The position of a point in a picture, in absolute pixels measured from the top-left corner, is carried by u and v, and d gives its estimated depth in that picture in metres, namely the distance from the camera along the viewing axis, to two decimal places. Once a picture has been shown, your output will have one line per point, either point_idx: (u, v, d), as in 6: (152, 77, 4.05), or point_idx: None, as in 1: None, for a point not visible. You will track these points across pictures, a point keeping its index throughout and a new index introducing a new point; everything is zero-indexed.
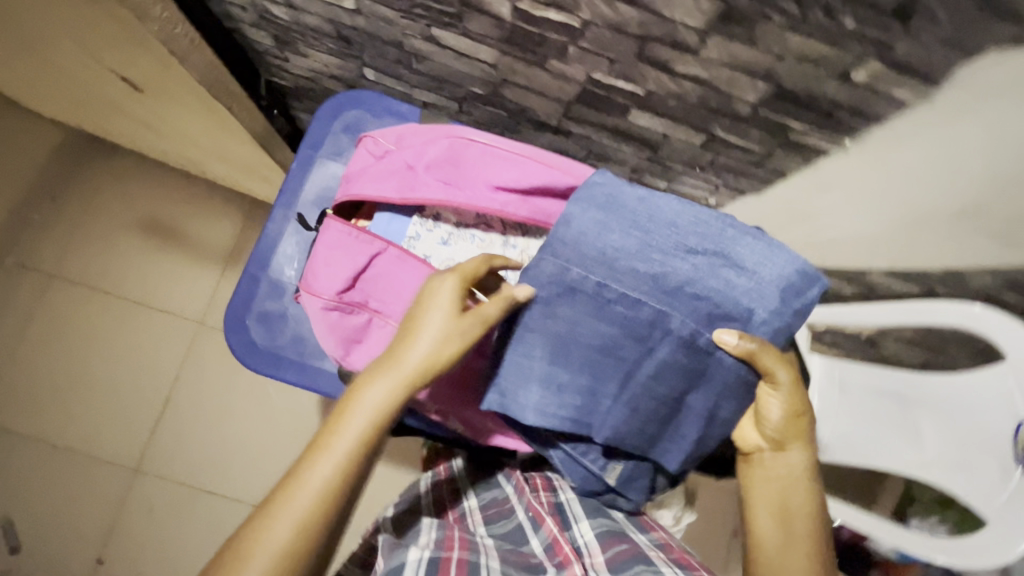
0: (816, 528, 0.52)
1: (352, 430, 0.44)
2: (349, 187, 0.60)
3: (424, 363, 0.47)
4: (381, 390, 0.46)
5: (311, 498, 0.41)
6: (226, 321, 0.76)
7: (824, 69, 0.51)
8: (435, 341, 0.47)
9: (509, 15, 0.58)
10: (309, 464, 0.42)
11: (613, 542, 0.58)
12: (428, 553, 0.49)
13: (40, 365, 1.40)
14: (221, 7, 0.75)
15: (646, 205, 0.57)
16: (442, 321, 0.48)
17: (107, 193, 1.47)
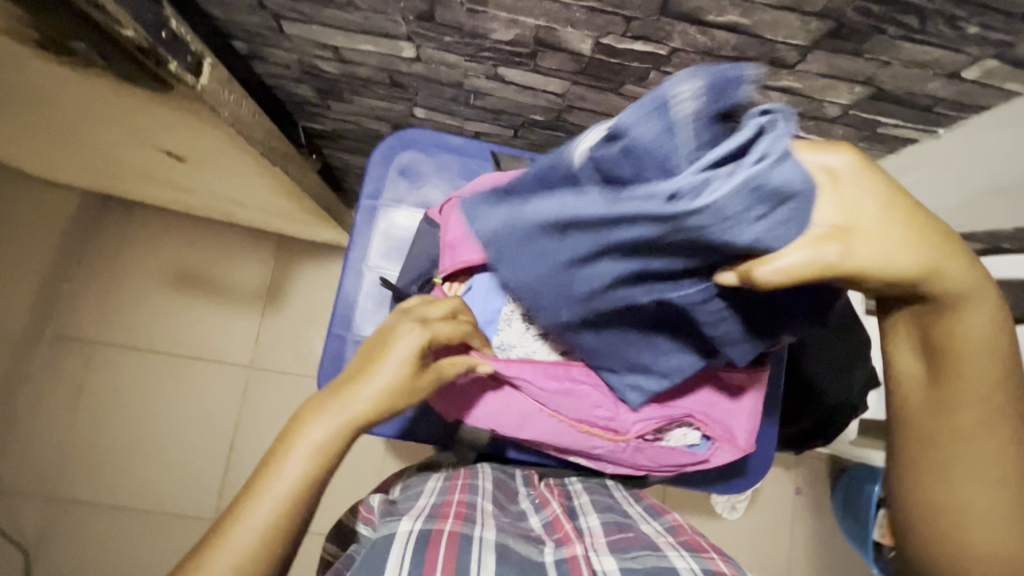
0: (992, 354, 0.40)
1: (294, 470, 0.43)
2: (456, 255, 0.58)
3: (374, 407, 0.47)
4: (325, 428, 0.45)
5: (244, 547, 0.39)
6: (320, 386, 0.77)
7: (932, 70, 0.50)
8: (387, 386, 0.48)
9: (589, 50, 0.56)
10: (247, 507, 0.41)
11: (617, 528, 0.58)
12: (419, 527, 0.51)
13: (98, 432, 1.39)
14: (263, 67, 0.72)
15: (528, 232, 0.36)
16: (397, 368, 0.48)
17: (137, 249, 1.46)
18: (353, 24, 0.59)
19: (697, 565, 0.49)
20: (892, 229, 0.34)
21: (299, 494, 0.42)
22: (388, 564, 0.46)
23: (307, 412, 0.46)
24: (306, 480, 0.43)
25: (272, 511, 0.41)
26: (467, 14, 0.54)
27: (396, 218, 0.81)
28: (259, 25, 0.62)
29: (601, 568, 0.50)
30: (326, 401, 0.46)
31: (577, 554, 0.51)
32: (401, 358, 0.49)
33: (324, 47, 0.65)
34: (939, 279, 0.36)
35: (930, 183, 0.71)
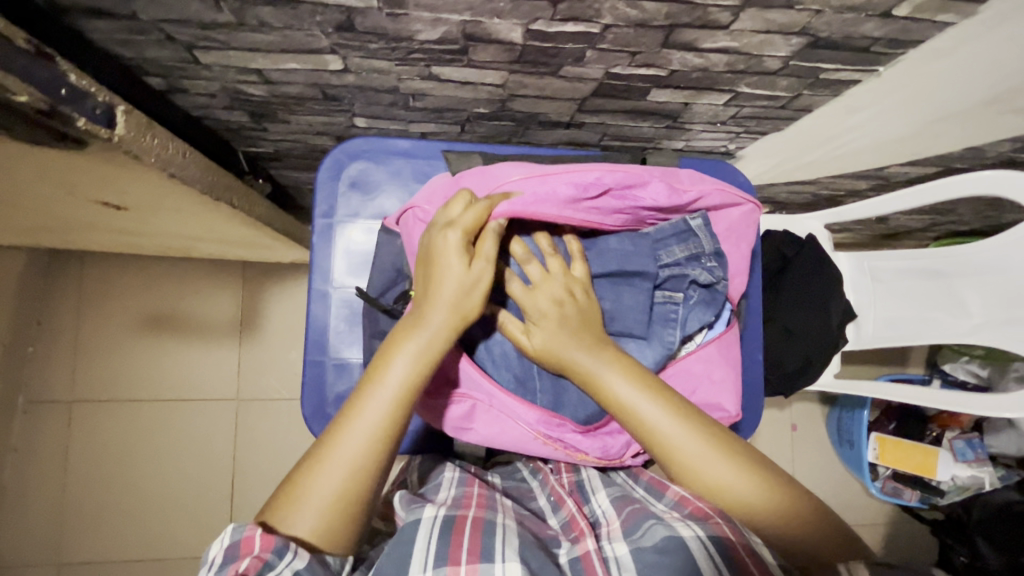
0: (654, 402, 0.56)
1: (379, 403, 0.52)
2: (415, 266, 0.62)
3: (444, 317, 0.55)
4: (408, 359, 0.54)
5: (366, 432, 0.51)
6: (307, 414, 0.75)
7: (865, 12, 0.50)
8: (449, 304, 0.55)
9: (520, 38, 0.54)
10: (358, 409, 0.52)
11: (626, 504, 0.59)
12: (443, 512, 0.52)
13: (93, 492, 1.36)
14: (187, 99, 0.68)
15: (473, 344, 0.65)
16: (456, 274, 0.55)
17: (97, 298, 1.40)
18: (272, 44, 0.56)
19: (705, 533, 0.48)
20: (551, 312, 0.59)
21: (400, 395, 0.53)
22: (418, 545, 0.49)
23: (391, 349, 0.55)
24: (387, 415, 0.52)
25: (361, 441, 0.51)
26: (388, 18, 0.52)
27: (354, 233, 0.79)
28: (173, 59, 0.59)
29: (613, 553, 0.50)
30: (408, 337, 0.54)
31: (589, 547, 0.51)
32: (454, 267, 0.55)
33: (248, 71, 0.62)
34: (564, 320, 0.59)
35: (877, 116, 0.71)
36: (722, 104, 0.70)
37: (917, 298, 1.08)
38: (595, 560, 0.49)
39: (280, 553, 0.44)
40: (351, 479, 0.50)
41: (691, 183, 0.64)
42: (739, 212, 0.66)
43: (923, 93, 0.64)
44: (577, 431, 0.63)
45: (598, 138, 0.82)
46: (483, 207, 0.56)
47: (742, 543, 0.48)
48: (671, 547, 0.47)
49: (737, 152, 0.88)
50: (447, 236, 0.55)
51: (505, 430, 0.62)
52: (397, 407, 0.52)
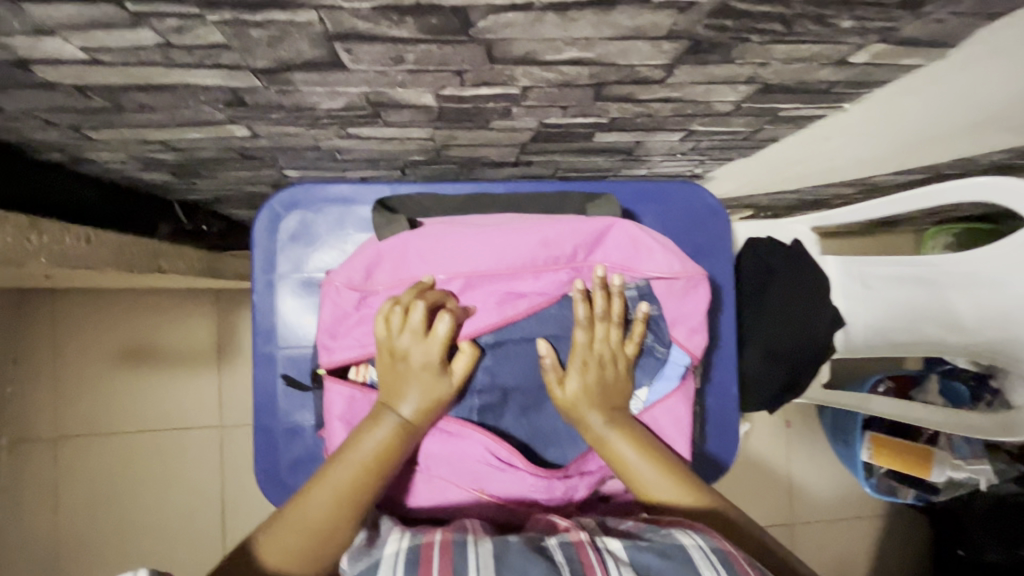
0: (663, 467, 0.57)
1: (354, 465, 0.53)
2: (342, 353, 0.59)
3: (417, 403, 0.55)
4: (385, 432, 0.54)
5: (327, 502, 0.52)
6: (260, 480, 0.73)
7: (817, 62, 0.43)
8: (421, 391, 0.55)
9: (434, 102, 0.48)
10: (326, 478, 0.53)
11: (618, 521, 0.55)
12: (406, 543, 0.48)
13: (86, 525, 1.37)
14: (99, 167, 0.63)
15: None
16: (423, 362, 0.55)
17: (69, 334, 1.38)
18: (164, 120, 0.51)
19: (705, 543, 0.47)
20: (571, 384, 0.58)
21: (369, 472, 0.53)
22: None
23: (371, 420, 0.55)
24: (350, 488, 0.52)
25: (330, 503, 0.52)
26: (279, 94, 0.46)
27: (297, 289, 0.74)
28: (63, 138, 0.54)
29: (608, 549, 0.47)
30: (384, 413, 0.55)
31: (583, 537, 0.47)
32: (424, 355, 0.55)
33: (150, 143, 0.57)
34: (578, 391, 0.58)
35: (848, 144, 0.65)
36: (678, 139, 0.64)
37: (907, 308, 1.02)
38: (590, 549, 0.45)
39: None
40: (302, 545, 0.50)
41: (624, 250, 0.61)
42: (676, 284, 0.62)
43: (895, 124, 0.58)
44: (525, 470, 0.57)
45: (553, 171, 0.76)
46: (421, 306, 0.54)
47: (747, 558, 0.47)
48: (675, 555, 0.45)
49: (705, 174, 0.82)
50: (401, 339, 0.55)
51: (446, 497, 0.60)
52: (369, 476, 0.53)
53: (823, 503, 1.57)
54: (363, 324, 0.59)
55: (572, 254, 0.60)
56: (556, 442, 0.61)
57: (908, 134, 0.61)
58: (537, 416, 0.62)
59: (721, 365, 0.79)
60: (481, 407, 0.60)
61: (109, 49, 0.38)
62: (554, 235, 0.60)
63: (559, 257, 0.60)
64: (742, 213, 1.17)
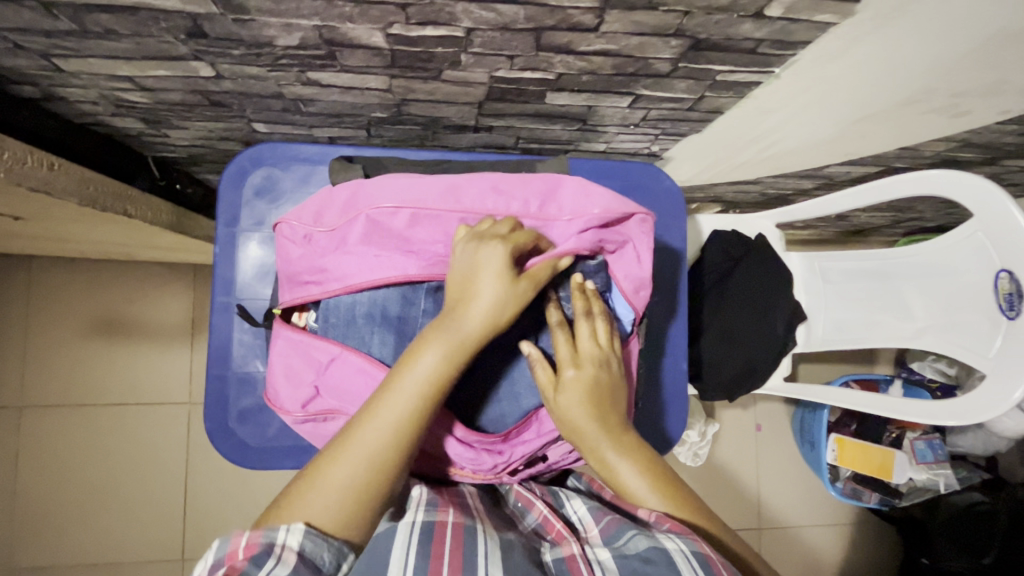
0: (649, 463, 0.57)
1: (401, 399, 0.50)
2: (292, 290, 0.62)
3: (481, 330, 0.53)
4: (439, 354, 0.51)
5: (382, 433, 0.49)
6: (209, 429, 0.73)
7: (735, 13, 0.47)
8: (491, 316, 0.53)
9: (385, 43, 0.52)
10: (383, 401, 0.50)
11: (605, 513, 0.55)
12: (421, 519, 0.50)
13: (45, 495, 1.36)
14: (72, 107, 0.66)
15: (353, 338, 0.60)
16: (497, 289, 0.53)
17: (42, 304, 1.38)
18: (130, 51, 0.54)
19: (687, 547, 0.47)
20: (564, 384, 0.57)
21: (423, 398, 0.51)
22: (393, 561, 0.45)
23: (420, 345, 0.52)
24: (405, 414, 0.50)
25: (384, 433, 0.49)
26: (237, 25, 0.49)
27: (259, 242, 0.76)
28: (34, 67, 0.56)
29: (596, 558, 0.49)
30: (440, 333, 0.52)
31: (574, 550, 0.50)
32: (496, 279, 0.53)
33: (119, 79, 0.59)
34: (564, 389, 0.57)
35: (788, 117, 0.68)
36: (628, 106, 0.67)
37: (864, 301, 1.05)
38: (581, 562, 0.48)
39: (272, 530, 0.45)
40: (359, 477, 0.48)
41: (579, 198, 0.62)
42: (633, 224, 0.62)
43: (827, 91, 0.61)
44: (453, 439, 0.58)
45: (514, 141, 0.79)
46: (510, 220, 0.57)
47: (724, 564, 0.47)
48: (657, 559, 0.46)
49: (664, 154, 0.85)
50: (488, 254, 0.54)
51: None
52: (422, 406, 0.50)
53: (791, 508, 1.57)
54: (306, 262, 0.60)
55: (526, 203, 0.62)
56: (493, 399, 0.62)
57: (840, 106, 0.65)
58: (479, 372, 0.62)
59: (672, 347, 0.81)
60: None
61: None
62: (505, 188, 0.63)
63: (512, 203, 0.62)
64: (709, 208, 1.20)
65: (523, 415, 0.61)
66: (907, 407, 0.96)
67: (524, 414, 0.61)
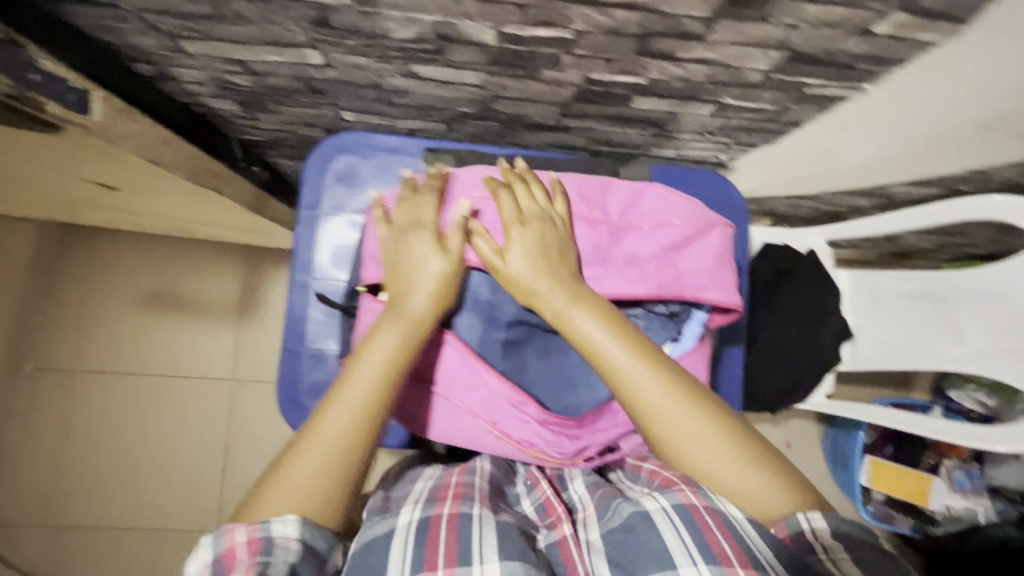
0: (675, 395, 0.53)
1: (360, 384, 0.53)
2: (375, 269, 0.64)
3: (425, 308, 0.58)
4: (393, 336, 0.56)
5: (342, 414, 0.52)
6: (280, 401, 0.77)
7: (843, 29, 0.48)
8: (431, 294, 0.58)
9: (494, 41, 0.54)
10: (342, 391, 0.53)
11: (599, 488, 0.59)
12: (418, 515, 0.53)
13: (91, 458, 1.41)
14: (179, 87, 0.70)
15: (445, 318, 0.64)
16: (435, 268, 0.59)
17: (101, 275, 1.44)
18: (252, 36, 0.57)
19: (668, 505, 0.51)
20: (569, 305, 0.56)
21: (381, 380, 0.54)
22: (395, 554, 0.49)
23: (374, 331, 0.57)
24: (365, 396, 0.53)
25: (350, 412, 0.52)
26: (361, 16, 0.52)
27: (338, 225, 0.79)
28: (158, 46, 0.60)
29: (587, 539, 0.52)
30: (389, 318, 0.57)
31: (566, 533, 0.54)
32: (430, 262, 0.59)
33: (232, 62, 0.63)
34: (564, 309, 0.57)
35: (862, 137, 0.69)
36: (708, 114, 0.69)
37: (913, 320, 1.04)
38: (572, 546, 0.52)
39: (267, 527, 0.48)
40: (329, 459, 0.51)
41: (660, 208, 0.65)
42: (714, 235, 0.65)
43: (910, 114, 0.62)
44: (536, 421, 0.61)
45: (586, 142, 0.81)
46: (434, 209, 0.62)
47: (708, 507, 0.50)
48: (637, 530, 0.50)
49: (729, 164, 0.87)
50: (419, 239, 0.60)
51: (462, 425, 0.62)
52: (382, 386, 0.54)
53: None
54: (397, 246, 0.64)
55: (608, 211, 0.65)
56: (570, 387, 0.65)
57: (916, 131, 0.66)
58: (557, 359, 0.66)
59: (728, 357, 0.81)
60: (506, 339, 0.65)
61: None
62: (590, 189, 0.66)
63: (594, 210, 0.65)
64: (759, 220, 1.21)
65: (597, 405, 0.64)
66: (958, 430, 0.96)
67: (598, 404, 0.64)
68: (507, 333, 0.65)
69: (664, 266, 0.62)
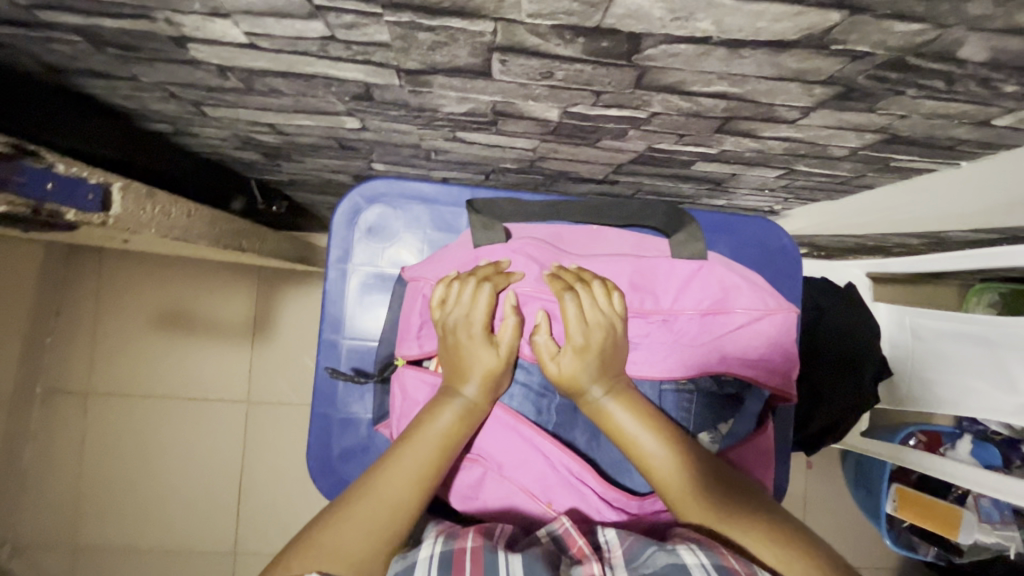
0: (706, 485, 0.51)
1: (418, 452, 0.52)
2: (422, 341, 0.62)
3: (483, 392, 0.56)
4: (452, 412, 0.54)
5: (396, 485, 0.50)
6: (311, 468, 0.73)
7: (958, 120, 0.43)
8: (483, 384, 0.56)
9: (557, 117, 0.49)
10: (397, 458, 0.51)
11: (629, 532, 0.51)
12: (441, 548, 0.46)
13: (105, 482, 1.38)
14: (198, 141, 0.64)
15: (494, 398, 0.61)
16: (488, 358, 0.56)
17: (112, 295, 1.39)
18: (285, 105, 0.51)
19: (708, 561, 0.44)
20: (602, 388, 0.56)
21: (438, 455, 0.52)
22: None
23: (433, 405, 0.55)
24: (419, 466, 0.51)
25: (403, 480, 0.50)
26: (410, 94, 0.46)
27: (368, 282, 0.74)
28: (178, 111, 0.54)
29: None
30: (447, 396, 0.55)
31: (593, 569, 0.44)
32: (485, 347, 0.56)
33: (258, 124, 0.57)
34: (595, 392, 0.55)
35: (940, 212, 0.63)
36: (774, 177, 0.63)
37: (954, 362, 0.99)
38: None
39: None
40: (373, 528, 0.48)
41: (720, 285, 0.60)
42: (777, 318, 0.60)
43: (996, 202, 0.56)
44: (597, 494, 0.56)
45: (633, 192, 0.76)
46: (488, 293, 0.56)
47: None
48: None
49: (782, 211, 0.81)
50: (470, 334, 0.56)
51: (513, 503, 0.58)
52: (437, 458, 0.52)
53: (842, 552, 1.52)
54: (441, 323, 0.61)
55: (659, 298, 0.60)
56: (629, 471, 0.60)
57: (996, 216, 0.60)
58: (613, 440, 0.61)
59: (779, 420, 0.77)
60: (558, 417, 0.61)
61: (272, 36, 0.39)
62: (645, 266, 0.61)
63: (645, 299, 0.60)
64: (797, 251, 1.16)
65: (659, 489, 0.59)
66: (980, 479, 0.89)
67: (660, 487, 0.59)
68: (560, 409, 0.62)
69: (709, 351, 0.59)
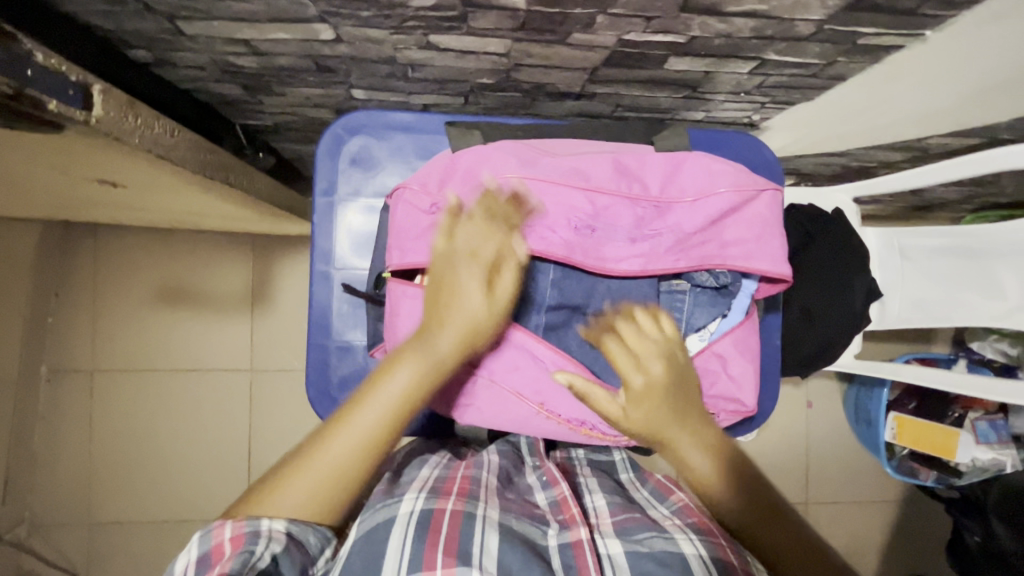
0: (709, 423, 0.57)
1: (375, 410, 0.51)
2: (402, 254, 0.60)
3: (451, 347, 0.53)
4: (410, 372, 0.52)
5: (351, 441, 0.49)
6: (310, 396, 0.75)
7: None
8: (459, 334, 0.53)
9: (524, 3, 0.50)
10: (354, 415, 0.50)
11: (624, 509, 0.54)
12: (420, 505, 0.47)
13: (116, 455, 1.41)
14: (178, 72, 0.66)
15: None
16: (466, 300, 0.53)
17: (108, 272, 1.40)
18: (258, 12, 0.52)
19: (706, 554, 0.47)
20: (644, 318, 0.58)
21: (393, 415, 0.51)
22: (390, 544, 0.44)
23: (394, 360, 0.53)
24: (374, 431, 0.50)
25: (352, 443, 0.49)
26: None
27: (355, 212, 0.75)
28: (156, 30, 0.56)
29: (607, 552, 0.47)
30: (414, 351, 0.52)
31: (582, 535, 0.48)
32: (456, 293, 0.54)
33: (234, 42, 0.58)
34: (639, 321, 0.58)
35: (914, 90, 0.64)
36: (747, 73, 0.64)
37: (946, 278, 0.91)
38: (587, 555, 0.46)
39: (255, 520, 0.46)
40: (328, 484, 0.49)
41: (699, 177, 0.62)
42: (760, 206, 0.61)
43: (966, 69, 0.58)
44: None
45: (612, 108, 0.76)
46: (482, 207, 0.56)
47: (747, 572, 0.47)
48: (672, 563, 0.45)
49: (761, 123, 0.82)
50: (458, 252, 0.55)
51: (507, 407, 0.60)
52: (394, 419, 0.51)
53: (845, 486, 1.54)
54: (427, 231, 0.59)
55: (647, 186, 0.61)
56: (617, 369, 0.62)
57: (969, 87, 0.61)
58: None
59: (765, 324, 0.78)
60: (549, 321, 0.62)
61: None
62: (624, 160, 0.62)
63: (633, 185, 0.61)
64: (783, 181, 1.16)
65: None
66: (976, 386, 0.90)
67: None
68: (548, 315, 0.62)
69: (706, 238, 0.60)
